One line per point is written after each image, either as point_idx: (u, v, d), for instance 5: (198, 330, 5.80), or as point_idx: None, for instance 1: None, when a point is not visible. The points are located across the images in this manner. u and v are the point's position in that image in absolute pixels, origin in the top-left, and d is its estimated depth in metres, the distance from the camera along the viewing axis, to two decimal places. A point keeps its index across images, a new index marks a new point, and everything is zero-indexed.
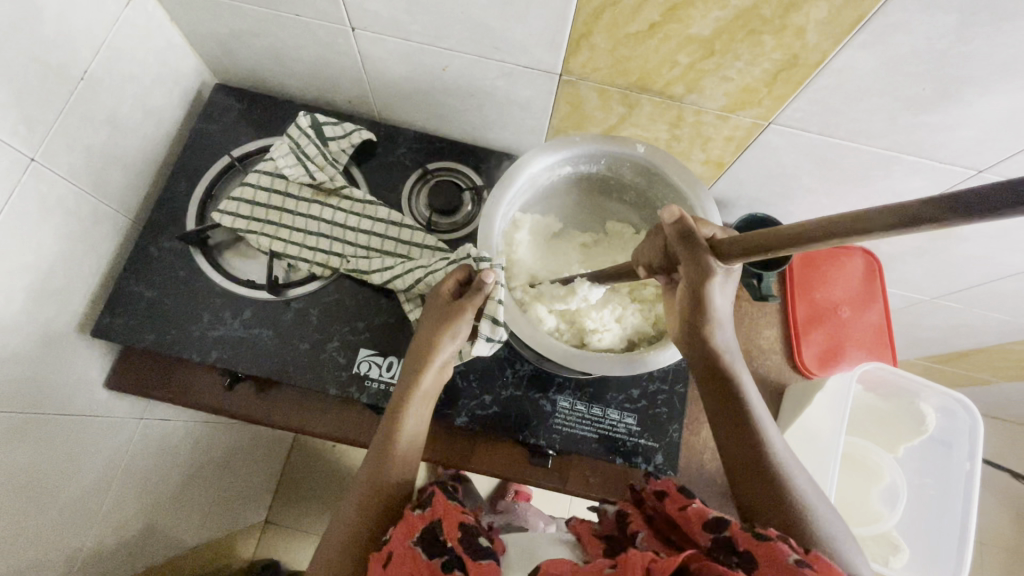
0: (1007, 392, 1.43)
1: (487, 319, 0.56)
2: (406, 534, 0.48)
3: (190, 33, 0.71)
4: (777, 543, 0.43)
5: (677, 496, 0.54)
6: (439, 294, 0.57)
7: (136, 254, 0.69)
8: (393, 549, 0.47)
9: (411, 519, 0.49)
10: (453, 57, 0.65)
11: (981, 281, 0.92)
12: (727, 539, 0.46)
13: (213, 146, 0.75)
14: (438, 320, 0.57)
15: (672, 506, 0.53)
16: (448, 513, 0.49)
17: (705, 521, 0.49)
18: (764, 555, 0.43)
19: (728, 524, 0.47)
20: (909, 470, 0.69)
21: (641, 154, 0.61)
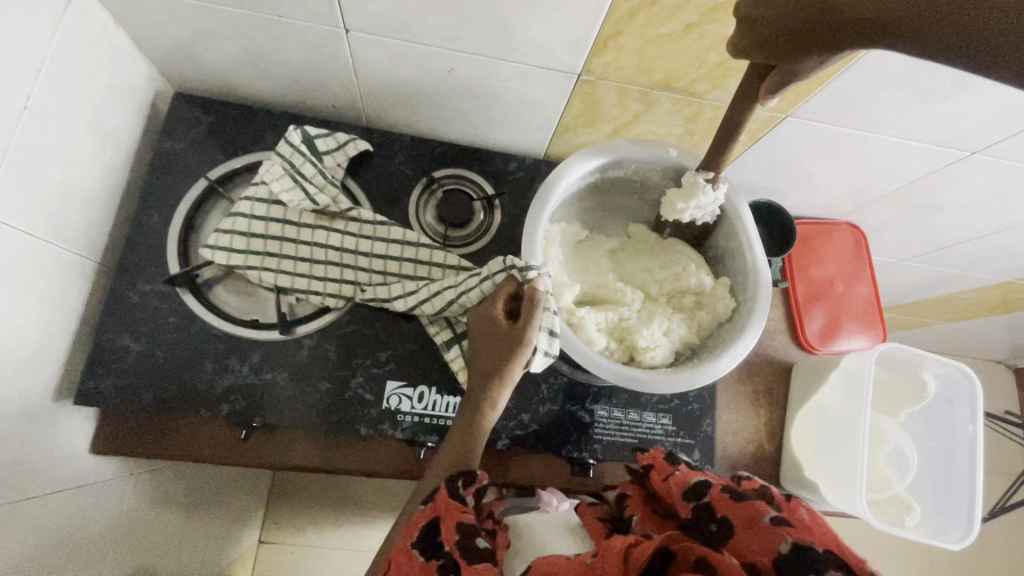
0: (948, 333, 1.58)
1: (543, 330, 0.55)
2: (408, 535, 0.51)
3: (140, 37, 0.60)
4: (754, 505, 0.47)
5: (663, 466, 0.56)
6: (491, 314, 0.56)
7: (113, 302, 0.61)
8: (397, 553, 0.50)
9: (415, 519, 0.51)
10: (461, 59, 0.60)
11: (947, 244, 0.99)
12: (708, 508, 0.49)
13: (183, 168, 0.66)
14: (501, 338, 0.55)
15: (657, 477, 0.56)
16: (447, 514, 0.50)
17: (685, 490, 0.52)
18: (742, 513, 0.47)
19: (709, 487, 0.51)
20: (915, 435, 0.75)
21: (673, 157, 0.63)
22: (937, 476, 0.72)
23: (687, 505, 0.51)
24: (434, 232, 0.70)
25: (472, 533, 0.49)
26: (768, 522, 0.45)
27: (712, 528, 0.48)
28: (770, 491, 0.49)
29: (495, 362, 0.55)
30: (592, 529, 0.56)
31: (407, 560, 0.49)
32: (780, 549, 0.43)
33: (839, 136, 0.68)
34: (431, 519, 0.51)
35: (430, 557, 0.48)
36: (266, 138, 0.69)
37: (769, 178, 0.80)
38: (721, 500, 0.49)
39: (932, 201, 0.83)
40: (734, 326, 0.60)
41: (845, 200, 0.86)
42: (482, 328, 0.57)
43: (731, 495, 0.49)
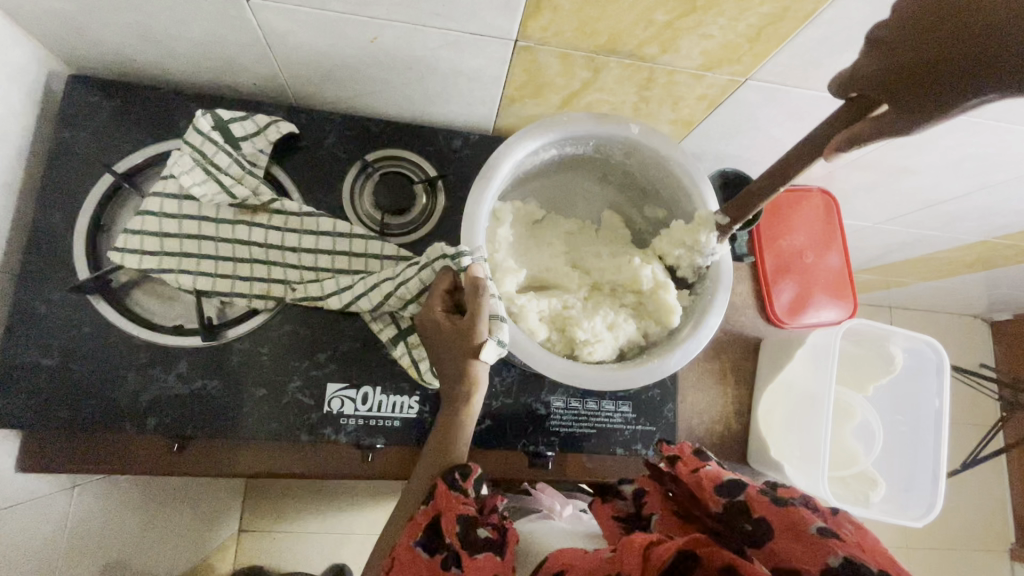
0: (927, 292, 1.56)
1: (493, 340, 0.50)
2: (409, 534, 0.48)
3: (15, 12, 0.53)
4: (799, 509, 0.41)
5: (690, 460, 0.52)
6: (436, 316, 0.51)
7: (20, 313, 0.56)
8: (396, 551, 0.47)
9: (415, 520, 0.48)
10: (383, 27, 0.53)
11: (923, 206, 0.95)
12: (743, 505, 0.44)
13: (88, 161, 0.60)
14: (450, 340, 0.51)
15: (683, 469, 0.51)
16: (449, 507, 0.48)
17: (717, 486, 0.47)
18: (784, 520, 0.41)
19: (743, 486, 0.45)
20: (883, 409, 0.73)
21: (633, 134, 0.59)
22: (902, 450, 0.71)
23: (717, 500, 0.46)
24: (373, 220, 0.65)
25: (474, 526, 0.46)
26: (815, 533, 0.39)
27: (746, 529, 0.43)
28: (815, 502, 0.44)
29: (456, 366, 0.51)
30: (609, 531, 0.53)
31: (410, 558, 0.46)
32: (830, 562, 0.37)
33: (805, 99, 0.63)
34: (433, 517, 0.48)
35: (433, 553, 0.46)
36: (180, 123, 0.63)
37: (735, 145, 0.75)
38: (758, 500, 0.43)
39: (905, 163, 0.78)
40: (687, 328, 0.58)
41: (815, 165, 0.81)
42: (430, 334, 0.52)
43: (773, 497, 0.43)
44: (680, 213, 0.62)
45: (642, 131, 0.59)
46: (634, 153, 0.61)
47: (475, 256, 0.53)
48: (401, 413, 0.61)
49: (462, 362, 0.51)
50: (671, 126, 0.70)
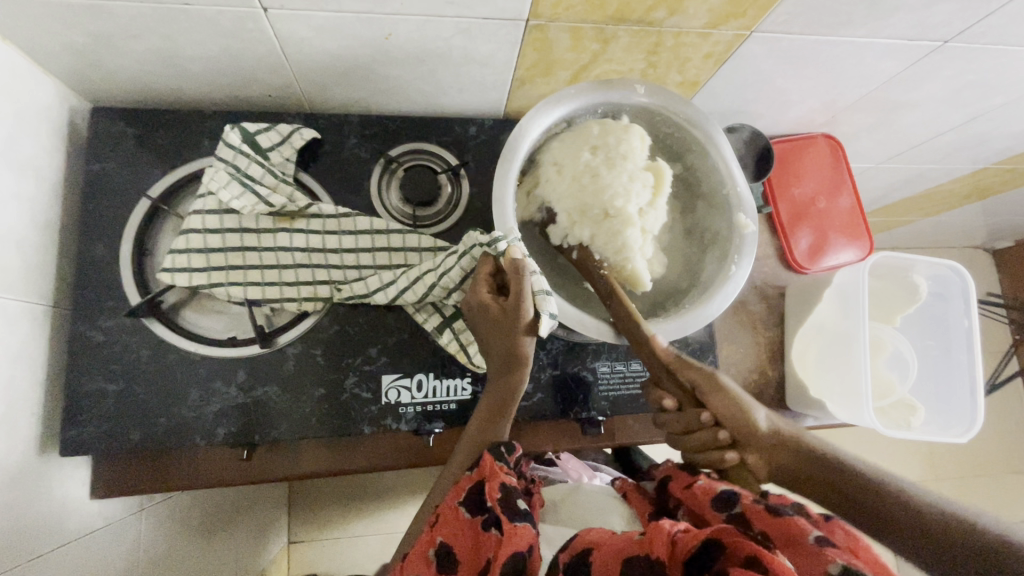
0: (930, 228, 1.58)
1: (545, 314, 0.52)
2: (455, 495, 0.51)
3: (36, 50, 0.54)
4: (795, 519, 0.43)
5: (682, 474, 0.56)
6: (482, 300, 0.53)
7: (78, 345, 0.57)
8: (441, 508, 0.51)
9: (460, 482, 0.52)
10: (397, 22, 0.54)
11: (923, 140, 0.97)
12: (743, 517, 0.47)
13: (120, 189, 0.61)
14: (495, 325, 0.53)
15: (679, 485, 0.55)
16: (493, 476, 0.50)
17: (716, 498, 0.50)
18: (779, 530, 0.43)
19: (739, 498, 0.48)
20: (912, 337, 0.75)
21: (641, 94, 0.61)
22: (936, 373, 0.73)
23: (715, 513, 0.49)
24: (403, 215, 0.66)
25: (512, 492, 0.49)
26: (812, 542, 0.41)
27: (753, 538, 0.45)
28: (807, 508, 0.45)
29: (505, 346, 0.53)
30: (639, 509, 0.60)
31: (454, 516, 0.50)
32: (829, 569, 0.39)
33: (807, 45, 0.64)
34: (477, 482, 0.51)
35: (474, 513, 0.50)
36: (204, 143, 0.64)
37: (740, 100, 0.77)
38: (756, 513, 0.46)
39: (905, 99, 0.80)
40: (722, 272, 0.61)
41: (817, 112, 0.83)
42: (477, 316, 0.54)
43: (768, 510, 0.45)
44: (700, 170, 0.65)
45: (649, 91, 0.61)
46: (645, 113, 0.63)
47: (511, 240, 0.54)
48: (456, 395, 0.63)
49: (511, 342, 0.53)
50: (677, 89, 0.72)
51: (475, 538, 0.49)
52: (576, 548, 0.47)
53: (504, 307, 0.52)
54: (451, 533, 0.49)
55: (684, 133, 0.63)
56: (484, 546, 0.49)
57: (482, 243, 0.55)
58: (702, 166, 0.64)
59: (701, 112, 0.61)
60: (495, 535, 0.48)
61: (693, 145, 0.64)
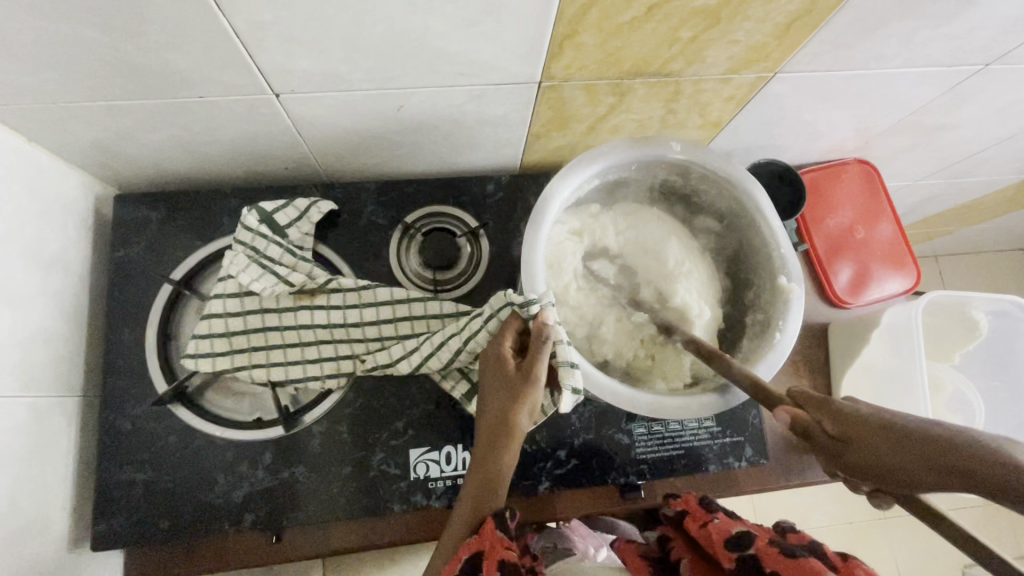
0: (975, 235, 1.49)
1: (567, 390, 0.50)
2: (452, 570, 0.46)
3: (59, 148, 0.55)
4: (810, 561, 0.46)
5: (697, 511, 0.58)
6: (500, 357, 0.51)
7: (105, 435, 0.57)
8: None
9: (462, 553, 0.47)
10: (408, 95, 0.53)
11: (964, 156, 0.92)
12: (758, 561, 0.50)
13: (143, 273, 0.62)
14: (506, 382, 0.50)
15: (694, 524, 0.57)
16: (493, 549, 0.46)
17: (728, 539, 0.53)
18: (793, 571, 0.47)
19: (754, 542, 0.52)
20: (974, 376, 0.70)
21: (675, 152, 0.55)
22: (1005, 416, 0.68)
23: (731, 557, 0.52)
24: (422, 279, 0.65)
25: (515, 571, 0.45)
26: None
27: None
28: (826, 550, 0.48)
29: (507, 411, 0.49)
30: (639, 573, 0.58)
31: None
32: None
33: (836, 80, 0.61)
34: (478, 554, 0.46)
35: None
36: (223, 220, 0.64)
37: (765, 135, 0.73)
38: (768, 555, 0.49)
39: (945, 120, 0.75)
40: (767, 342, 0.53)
41: (850, 138, 0.79)
42: (490, 370, 0.52)
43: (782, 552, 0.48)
44: (739, 224, 0.58)
45: (684, 148, 0.55)
46: (680, 170, 0.57)
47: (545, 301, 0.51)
48: None
49: (516, 406, 0.49)
50: (699, 130, 0.69)
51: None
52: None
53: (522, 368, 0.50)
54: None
55: (726, 192, 0.57)
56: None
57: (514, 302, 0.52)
58: (740, 219, 0.57)
59: (744, 171, 0.55)
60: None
61: (734, 203, 0.57)
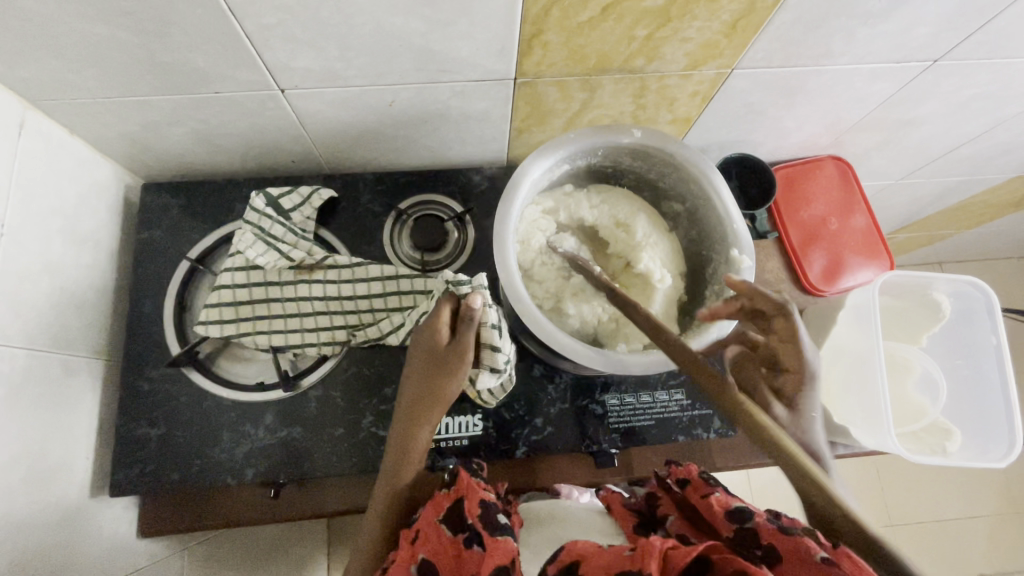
0: (974, 241, 1.50)
1: (486, 369, 0.58)
2: (434, 511, 0.52)
3: (96, 140, 0.63)
4: (805, 539, 0.42)
5: (700, 483, 0.55)
6: (435, 334, 0.56)
7: (126, 394, 0.64)
8: (423, 525, 0.51)
9: (440, 498, 0.52)
10: (397, 91, 0.60)
11: (940, 154, 0.95)
12: (753, 533, 0.47)
13: (164, 254, 0.69)
14: (435, 370, 0.56)
15: (695, 494, 0.55)
16: (471, 490, 0.51)
17: (728, 512, 0.50)
18: (790, 550, 0.43)
19: (753, 515, 0.48)
20: (938, 356, 0.73)
21: (637, 137, 0.62)
22: (972, 393, 0.70)
23: (728, 527, 0.49)
24: (413, 260, 0.71)
25: (493, 509, 0.50)
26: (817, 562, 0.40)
27: (758, 553, 0.45)
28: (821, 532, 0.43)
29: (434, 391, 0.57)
30: (619, 515, 0.58)
31: (436, 533, 0.50)
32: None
33: (792, 77, 0.66)
34: (456, 498, 0.52)
35: (456, 532, 0.50)
36: (236, 207, 0.71)
37: (735, 131, 0.79)
38: (767, 530, 0.45)
39: (910, 116, 0.79)
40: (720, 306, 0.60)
41: (820, 135, 0.83)
42: (424, 341, 0.57)
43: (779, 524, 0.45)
44: (699, 205, 0.65)
45: (644, 134, 0.62)
46: (642, 154, 0.64)
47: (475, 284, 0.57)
48: (468, 431, 0.66)
49: (440, 384, 0.57)
50: (671, 126, 0.75)
51: (457, 558, 0.49)
52: (565, 561, 0.43)
53: (455, 347, 0.56)
54: (433, 552, 0.49)
55: (684, 173, 0.63)
56: (465, 563, 0.48)
57: (449, 283, 0.58)
58: (699, 200, 0.65)
59: (700, 154, 0.62)
60: (476, 552, 0.47)
61: (691, 182, 0.64)
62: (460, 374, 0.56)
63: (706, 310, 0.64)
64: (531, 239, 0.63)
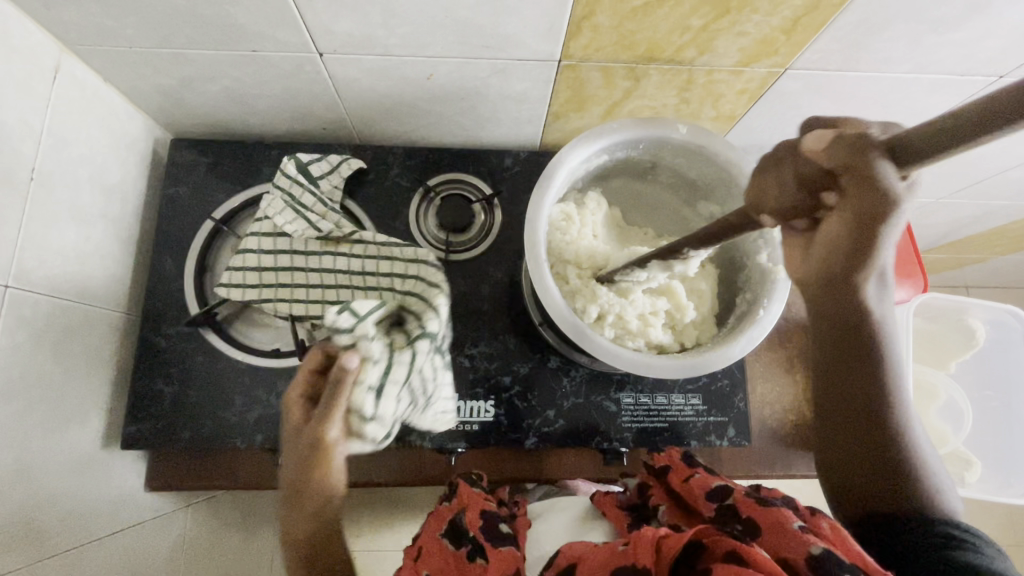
0: (1002, 268, 1.44)
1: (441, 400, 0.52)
2: (436, 526, 0.54)
3: (129, 90, 0.62)
4: (781, 510, 0.45)
5: (682, 469, 0.57)
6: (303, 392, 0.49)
7: (143, 349, 0.64)
8: (425, 543, 0.52)
9: (442, 512, 0.55)
10: (438, 64, 0.59)
11: (987, 176, 0.90)
12: (731, 508, 0.49)
13: (189, 212, 0.69)
14: (295, 435, 0.48)
15: (677, 477, 0.57)
16: (471, 502, 0.53)
17: (708, 491, 0.53)
18: (768, 518, 0.45)
19: (732, 492, 0.50)
20: (967, 386, 0.71)
21: (683, 134, 0.60)
22: (995, 423, 0.70)
23: (709, 505, 0.52)
24: (437, 240, 0.70)
25: (493, 518, 0.51)
26: (795, 527, 0.43)
27: (738, 528, 0.47)
28: (797, 504, 0.48)
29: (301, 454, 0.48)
30: (614, 518, 0.56)
31: (437, 547, 0.51)
32: (812, 550, 0.40)
33: (848, 82, 0.63)
34: (456, 511, 0.54)
35: (455, 543, 0.51)
36: (264, 171, 0.71)
37: (778, 135, 0.76)
38: (744, 503, 0.48)
39: None
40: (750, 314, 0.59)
41: None
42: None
43: (756, 499, 0.48)
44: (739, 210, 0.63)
45: (691, 130, 0.60)
46: (687, 151, 0.62)
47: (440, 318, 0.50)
48: (479, 416, 0.65)
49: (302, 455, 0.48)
50: (712, 123, 0.72)
51: (459, 563, 0.49)
52: (562, 565, 0.45)
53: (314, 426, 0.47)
54: (437, 565, 0.49)
55: (725, 176, 0.62)
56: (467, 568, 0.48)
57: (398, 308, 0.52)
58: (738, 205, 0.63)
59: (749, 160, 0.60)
60: (479, 564, 0.47)
61: (732, 187, 0.62)
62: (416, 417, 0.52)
63: (736, 319, 0.62)
64: (566, 230, 0.61)
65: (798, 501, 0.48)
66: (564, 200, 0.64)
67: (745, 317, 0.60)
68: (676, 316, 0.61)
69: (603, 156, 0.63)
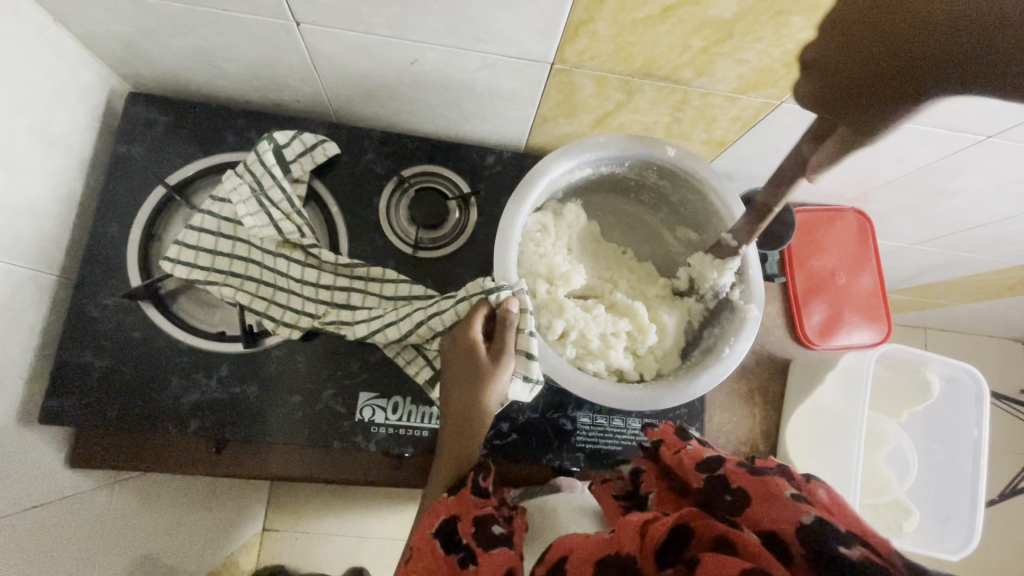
0: (963, 315, 1.47)
1: (519, 377, 0.52)
2: (428, 524, 0.48)
3: (83, 33, 0.57)
4: (772, 480, 0.43)
5: (673, 441, 0.54)
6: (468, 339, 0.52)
7: (74, 316, 0.60)
8: (416, 540, 0.48)
9: (437, 506, 0.49)
10: (424, 50, 0.55)
11: (961, 229, 0.91)
12: (720, 480, 0.46)
13: (142, 174, 0.64)
14: (472, 370, 0.51)
15: (668, 452, 0.53)
16: (466, 508, 0.48)
17: (697, 463, 0.49)
18: (758, 489, 0.43)
19: (720, 463, 0.48)
20: (916, 436, 0.72)
21: (671, 156, 0.58)
22: (938, 475, 0.70)
23: (698, 475, 0.48)
24: (405, 234, 0.67)
25: (487, 523, 0.47)
26: (786, 498, 0.41)
27: (727, 499, 0.44)
28: (788, 471, 0.45)
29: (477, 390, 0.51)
30: (610, 509, 0.54)
31: (429, 549, 0.47)
32: (803, 520, 0.39)
33: None
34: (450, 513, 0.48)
35: (449, 549, 0.47)
36: (228, 139, 0.66)
37: (766, 165, 0.75)
38: (735, 473, 0.45)
39: (944, 185, 0.76)
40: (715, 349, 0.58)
41: (849, 186, 0.80)
42: (457, 355, 0.52)
43: (748, 469, 0.45)
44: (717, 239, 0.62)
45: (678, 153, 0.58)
46: (672, 174, 0.60)
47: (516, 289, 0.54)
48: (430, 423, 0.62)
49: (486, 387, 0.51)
50: (702, 145, 0.70)
51: None
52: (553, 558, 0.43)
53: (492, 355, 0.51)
54: (428, 571, 0.46)
55: (708, 203, 0.60)
56: None
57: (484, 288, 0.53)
58: (717, 234, 0.62)
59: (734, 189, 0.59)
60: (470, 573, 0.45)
61: (712, 215, 0.61)
62: (501, 384, 0.51)
63: (701, 352, 0.61)
64: (541, 243, 0.59)
65: (792, 468, 0.45)
66: (542, 210, 0.62)
67: (711, 351, 0.59)
68: (637, 338, 0.59)
69: (586, 169, 0.60)
